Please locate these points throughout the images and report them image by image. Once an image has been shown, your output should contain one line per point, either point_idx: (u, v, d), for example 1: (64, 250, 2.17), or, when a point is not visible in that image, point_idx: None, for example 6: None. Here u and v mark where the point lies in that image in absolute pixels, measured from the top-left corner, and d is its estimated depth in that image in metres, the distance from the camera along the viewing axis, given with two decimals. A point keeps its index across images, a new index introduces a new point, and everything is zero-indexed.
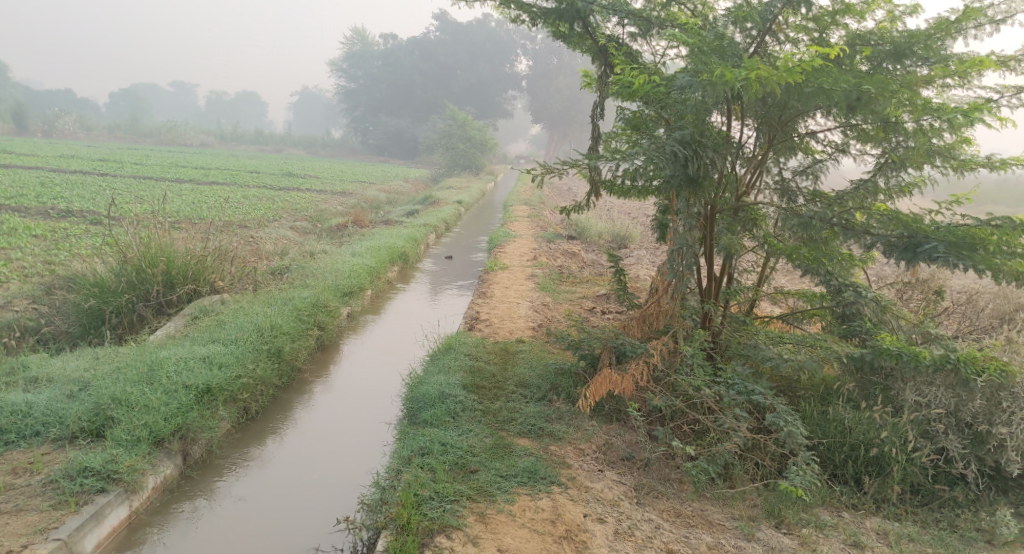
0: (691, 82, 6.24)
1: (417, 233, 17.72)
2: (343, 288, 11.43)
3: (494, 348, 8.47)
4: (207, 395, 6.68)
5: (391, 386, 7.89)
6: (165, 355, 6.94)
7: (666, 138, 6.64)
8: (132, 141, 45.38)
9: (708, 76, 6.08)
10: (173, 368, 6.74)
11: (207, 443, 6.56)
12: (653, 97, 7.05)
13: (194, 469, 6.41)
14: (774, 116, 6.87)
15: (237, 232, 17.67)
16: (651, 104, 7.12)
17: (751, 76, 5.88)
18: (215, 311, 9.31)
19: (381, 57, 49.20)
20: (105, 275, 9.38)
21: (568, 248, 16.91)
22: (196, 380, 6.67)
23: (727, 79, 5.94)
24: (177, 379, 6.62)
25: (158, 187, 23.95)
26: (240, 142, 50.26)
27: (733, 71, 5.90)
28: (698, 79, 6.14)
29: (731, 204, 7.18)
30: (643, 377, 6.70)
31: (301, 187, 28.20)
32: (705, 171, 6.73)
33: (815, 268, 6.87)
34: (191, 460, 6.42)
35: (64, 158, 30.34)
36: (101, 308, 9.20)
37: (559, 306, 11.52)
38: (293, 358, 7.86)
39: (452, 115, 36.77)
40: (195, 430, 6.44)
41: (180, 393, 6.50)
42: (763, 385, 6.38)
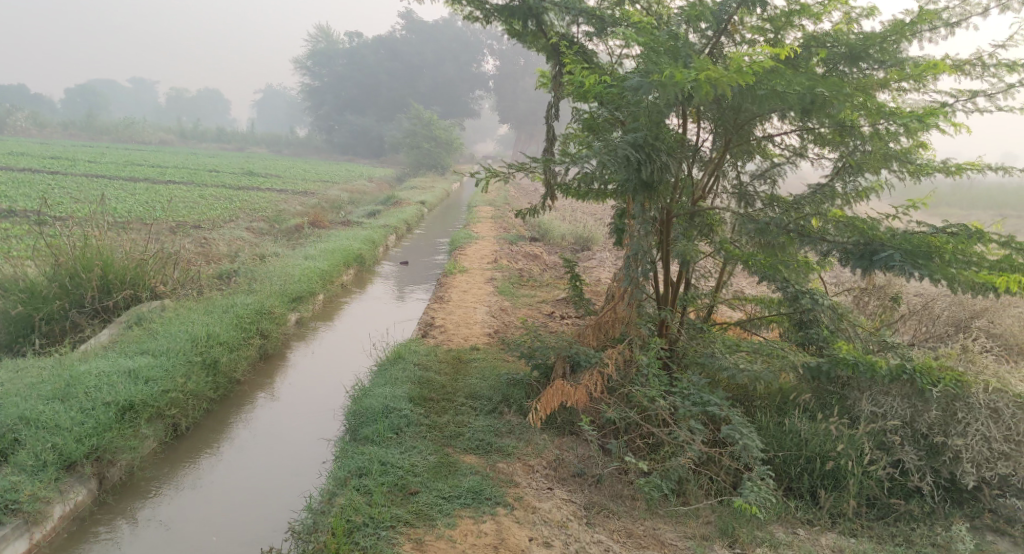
0: (643, 82, 6.00)
1: (375, 235, 17.39)
2: (291, 293, 11.10)
3: (446, 357, 8.19)
4: (128, 412, 6.35)
5: (333, 399, 7.61)
6: (85, 369, 6.60)
7: (619, 141, 6.42)
8: (88, 138, 44.37)
9: (658, 77, 5.84)
10: (94, 384, 6.41)
11: (128, 465, 6.23)
12: (606, 98, 6.83)
13: (112, 493, 6.09)
14: (730, 118, 6.67)
15: (189, 234, 17.23)
16: (606, 106, 6.90)
17: (701, 77, 5.67)
18: (154, 318, 8.96)
19: (345, 56, 48.75)
20: (36, 279, 9.05)
21: (530, 250, 16.70)
22: (117, 397, 6.34)
23: (678, 80, 5.74)
24: (97, 396, 6.29)
25: (111, 186, 23.34)
26: (200, 140, 49.33)
27: (683, 72, 5.69)
28: (650, 79, 5.91)
29: (686, 209, 6.98)
30: (597, 387, 6.47)
31: (261, 187, 27.67)
32: (659, 175, 6.52)
33: (771, 276, 6.69)
34: (108, 484, 6.09)
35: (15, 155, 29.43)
36: (30, 315, 8.84)
37: (517, 311, 11.27)
38: (230, 369, 7.55)
39: (416, 114, 36.37)
40: (112, 451, 6.11)
41: (98, 411, 6.17)
42: (718, 396, 6.21)
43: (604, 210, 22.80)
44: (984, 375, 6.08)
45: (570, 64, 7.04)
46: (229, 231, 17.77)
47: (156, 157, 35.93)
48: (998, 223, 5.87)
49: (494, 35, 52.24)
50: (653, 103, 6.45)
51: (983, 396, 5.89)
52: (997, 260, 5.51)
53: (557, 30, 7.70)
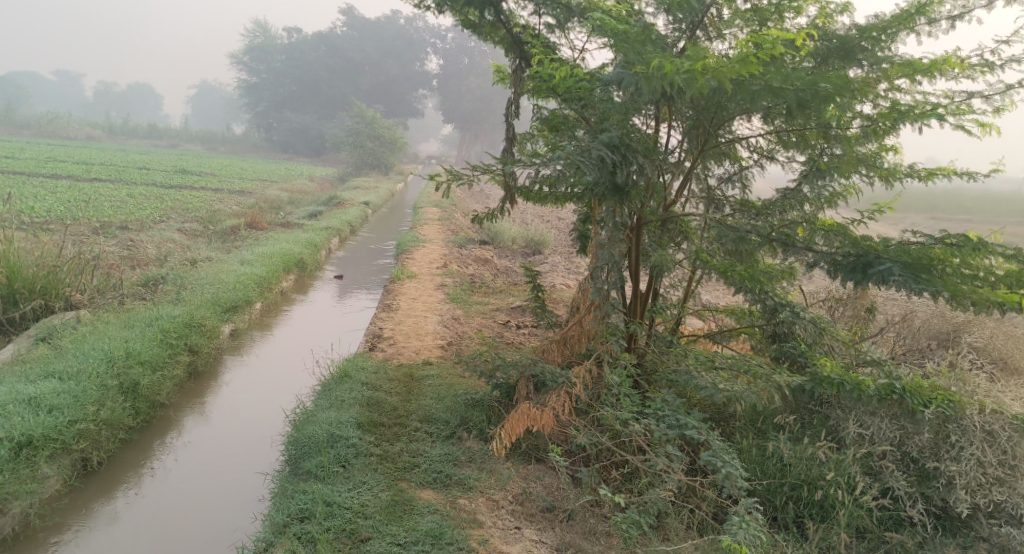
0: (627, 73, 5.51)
1: (317, 238, 16.60)
2: (224, 302, 10.32)
3: (396, 374, 7.54)
4: (25, 450, 5.59)
5: (271, 424, 6.91)
6: None
7: (592, 142, 5.88)
8: (10, 133, 42.10)
9: (642, 69, 5.39)
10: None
11: (23, 513, 5.43)
12: (573, 95, 6.31)
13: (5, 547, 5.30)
14: (708, 120, 6.21)
15: (116, 236, 16.21)
16: (573, 102, 6.36)
17: (695, 67, 5.20)
18: (65, 332, 8.16)
19: (285, 52, 47.55)
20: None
21: (479, 254, 16.13)
22: (12, 432, 5.57)
23: (666, 72, 5.29)
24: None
25: (33, 184, 22.01)
26: (132, 137, 47.40)
27: (674, 63, 5.23)
28: (634, 71, 5.43)
29: (658, 215, 6.47)
30: (565, 410, 5.93)
31: (195, 185, 26.51)
32: (633, 179, 6.00)
33: (750, 287, 6.22)
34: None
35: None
36: None
37: (470, 321, 10.65)
38: (153, 393, 6.83)
39: (359, 113, 35.41)
40: (3, 499, 5.33)
41: None
42: (696, 418, 5.73)
43: (554, 213, 22.33)
44: (978, 396, 5.71)
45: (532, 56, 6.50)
46: (160, 232, 16.78)
47: (84, 154, 34.28)
48: (997, 233, 5.48)
49: (438, 34, 51.44)
50: (632, 99, 5.96)
51: (978, 418, 5.51)
52: (1005, 273, 5.18)
53: (517, 21, 7.16)
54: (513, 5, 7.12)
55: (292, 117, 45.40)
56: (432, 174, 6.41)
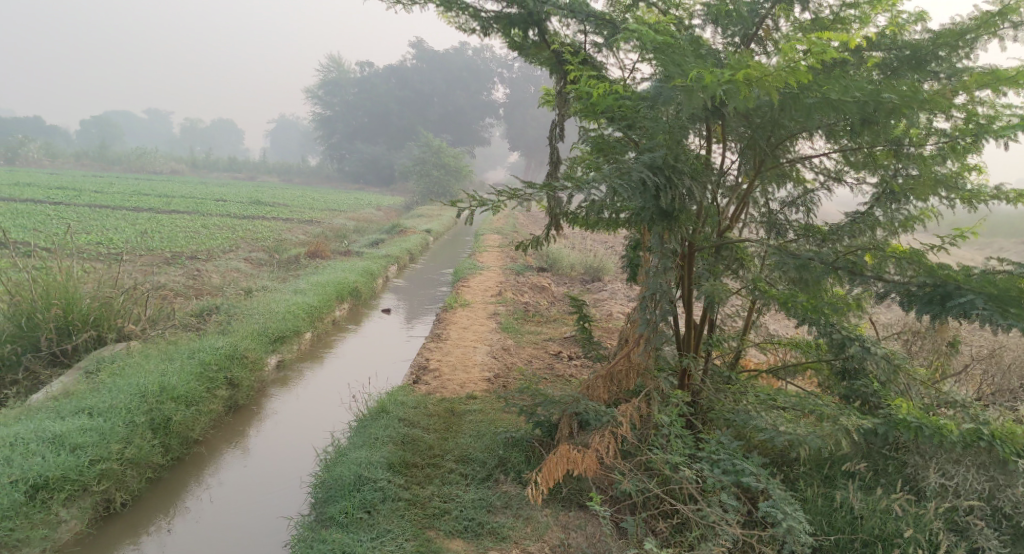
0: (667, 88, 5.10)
1: (374, 266, 16.51)
2: (272, 333, 10.19)
3: (436, 409, 7.21)
4: (41, 491, 5.43)
5: (302, 464, 6.69)
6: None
7: (633, 162, 5.46)
8: (100, 169, 43.93)
9: (683, 81, 4.98)
10: (4, 454, 5.48)
11: None
12: (616, 114, 5.93)
13: None
14: (763, 140, 5.72)
15: (183, 265, 16.43)
16: (618, 123, 5.97)
17: (738, 76, 4.84)
18: (119, 362, 8.12)
19: (356, 85, 48.45)
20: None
21: (538, 281, 15.78)
22: (28, 473, 5.41)
23: (708, 83, 4.90)
24: (3, 471, 5.36)
25: (114, 216, 22.72)
26: (212, 170, 48.97)
27: (714, 73, 4.86)
28: (675, 84, 5.02)
29: (712, 241, 5.99)
30: (609, 452, 5.48)
31: (266, 216, 26.96)
32: (681, 203, 5.55)
33: (815, 320, 5.65)
34: None
35: (23, 187, 28.92)
36: None
37: (520, 352, 10.27)
38: (185, 429, 6.67)
39: (424, 142, 35.64)
40: (16, 544, 5.16)
41: (4, 492, 5.24)
42: (753, 463, 5.26)
43: (616, 239, 21.82)
44: None
45: (573, 73, 6.16)
46: (225, 262, 16.97)
47: (167, 187, 35.52)
48: None
49: (504, 63, 51.65)
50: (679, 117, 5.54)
51: None
52: None
53: (560, 40, 6.82)
54: (557, 24, 6.79)
55: (362, 148, 46.11)
56: (458, 201, 6.09)
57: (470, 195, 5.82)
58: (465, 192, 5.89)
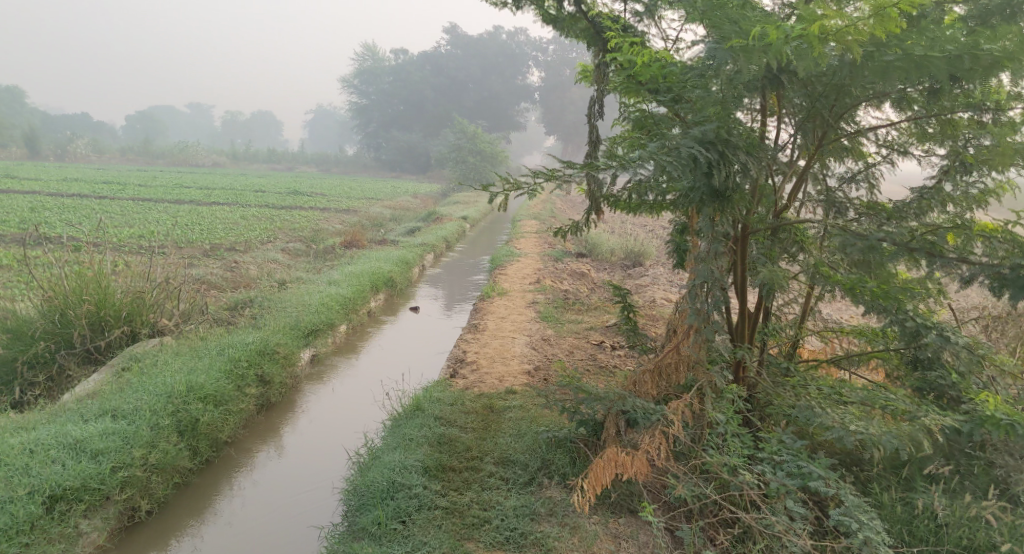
0: (723, 50, 4.66)
1: (410, 255, 16.23)
2: (306, 326, 9.92)
3: (474, 407, 6.87)
4: (60, 502, 5.18)
5: (334, 466, 6.39)
6: (19, 442, 5.45)
7: (681, 138, 5.00)
8: (145, 164, 44.38)
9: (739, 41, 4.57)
10: (22, 463, 5.25)
11: None
12: (660, 85, 5.46)
13: None
14: (826, 109, 5.22)
15: (221, 257, 16.29)
16: (662, 96, 5.51)
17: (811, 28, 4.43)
18: (152, 358, 7.90)
19: (390, 73, 48.17)
20: (28, 317, 8.35)
21: (576, 267, 15.35)
22: (47, 484, 5.17)
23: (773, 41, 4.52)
24: (20, 482, 5.13)
25: (155, 209, 22.78)
26: (252, 162, 49.27)
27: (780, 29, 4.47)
28: (730, 45, 4.60)
29: (768, 222, 5.49)
30: (660, 454, 5.08)
31: (304, 205, 26.86)
32: (734, 182, 5.07)
33: (887, 309, 5.14)
34: None
35: (68, 181, 29.30)
36: (14, 359, 8.17)
37: (561, 342, 9.87)
38: (214, 430, 6.40)
39: (459, 128, 35.24)
40: None
41: (22, 504, 5.01)
42: (821, 465, 4.81)
43: (657, 224, 21.21)
44: None
45: (614, 42, 5.69)
46: (263, 253, 16.82)
47: (208, 179, 35.72)
48: None
49: (538, 46, 50.95)
50: (732, 85, 5.08)
51: None
52: None
53: (598, 9, 6.34)
54: None
55: (398, 135, 45.81)
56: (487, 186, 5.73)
57: (501, 176, 5.44)
58: (496, 174, 5.51)
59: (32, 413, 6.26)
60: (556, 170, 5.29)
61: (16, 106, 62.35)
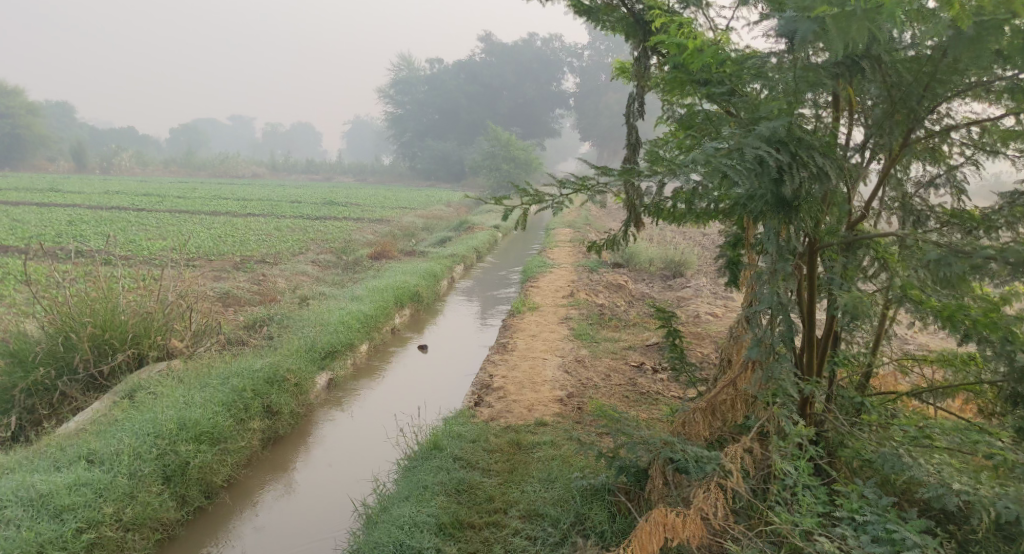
0: (805, 20, 4.06)
1: (439, 267, 15.55)
2: (322, 348, 9.26)
3: (498, 444, 6.14)
4: None
5: (336, 520, 5.71)
6: None
7: (741, 139, 4.22)
8: (188, 175, 44.59)
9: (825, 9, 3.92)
10: None
11: None
12: (712, 76, 4.67)
13: None
14: (916, 100, 4.35)
15: (250, 270, 15.78)
16: (717, 88, 4.70)
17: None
18: (154, 388, 7.23)
19: (426, 83, 48.07)
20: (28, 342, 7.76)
21: (613, 278, 14.53)
22: None
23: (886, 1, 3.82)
24: None
25: (191, 221, 22.52)
26: (289, 172, 49.37)
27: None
28: (816, 14, 3.98)
29: (841, 236, 4.65)
30: (719, 514, 4.25)
31: (338, 215, 26.46)
32: (804, 190, 4.23)
33: (991, 339, 4.27)
34: None
35: (110, 194, 29.30)
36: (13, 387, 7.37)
37: (597, 365, 9.04)
38: (207, 473, 5.84)
39: (494, 135, 34.56)
40: None
41: None
42: (915, 529, 3.96)
43: (699, 232, 20.18)
44: None
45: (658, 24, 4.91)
46: (291, 265, 16.29)
47: (246, 190, 35.61)
48: None
49: (573, 53, 50.17)
50: (803, 69, 4.33)
51: None
52: None
53: None
54: None
55: (432, 144, 45.36)
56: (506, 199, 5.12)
57: (521, 190, 4.79)
58: (516, 187, 4.90)
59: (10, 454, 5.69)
60: (585, 180, 4.71)
61: (64, 120, 63.36)
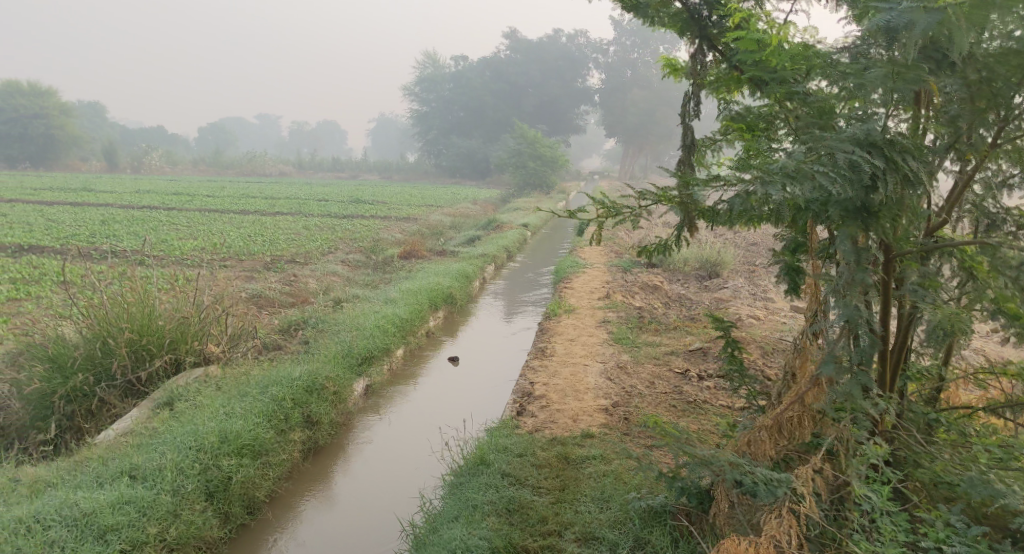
0: (922, 12, 3.81)
1: (470, 267, 15.35)
2: (359, 354, 9.11)
3: (547, 457, 5.95)
4: None
5: (383, 538, 5.56)
6: (20, 518, 4.84)
7: (832, 140, 4.02)
8: (217, 174, 44.84)
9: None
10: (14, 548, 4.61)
11: None
12: (794, 75, 4.43)
13: None
14: (1005, 94, 4.10)
15: (281, 270, 15.68)
16: (792, 87, 4.46)
17: None
18: (193, 396, 7.10)
19: (452, 80, 47.90)
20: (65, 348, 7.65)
21: (648, 279, 14.26)
22: None
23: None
24: None
25: (220, 220, 22.48)
26: (316, 170, 49.44)
27: None
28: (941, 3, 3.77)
29: (920, 244, 4.39)
30: (793, 543, 4.04)
31: (366, 214, 26.32)
32: (897, 195, 4.00)
33: None
34: None
35: (140, 193, 29.37)
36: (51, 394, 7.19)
37: (640, 371, 8.79)
38: (250, 488, 5.74)
39: (521, 133, 34.32)
40: None
41: None
42: None
43: (731, 231, 19.84)
44: None
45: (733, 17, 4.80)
46: (322, 265, 16.16)
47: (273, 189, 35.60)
48: None
49: (599, 48, 49.74)
50: (898, 65, 4.08)
51: None
52: None
53: None
54: None
55: (458, 142, 45.20)
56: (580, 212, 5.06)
57: (597, 201, 4.70)
58: (590, 197, 4.80)
59: (51, 466, 5.60)
60: (667, 190, 4.80)
61: (95, 120, 63.98)
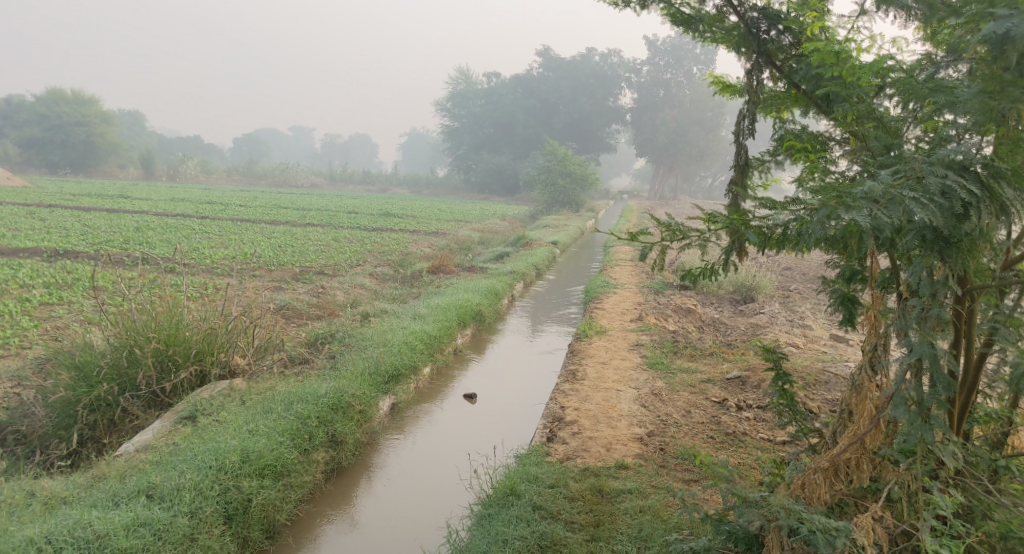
0: None
1: (500, 285, 15.10)
2: (386, 372, 8.87)
3: (584, 489, 5.67)
4: None
5: None
6: (31, 538, 4.65)
7: (921, 165, 3.77)
8: (251, 184, 45.21)
9: None
10: None
11: None
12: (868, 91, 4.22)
13: None
14: None
15: (309, 282, 15.52)
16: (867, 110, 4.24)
17: None
18: (217, 410, 6.90)
19: (484, 96, 47.88)
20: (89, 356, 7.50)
21: (681, 302, 13.90)
22: None
23: None
24: None
25: (251, 229, 22.46)
26: (348, 182, 49.61)
27: None
28: None
29: (996, 279, 4.09)
30: None
31: (395, 227, 26.20)
32: (988, 229, 3.72)
33: None
34: None
35: (174, 201, 29.52)
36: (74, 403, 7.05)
37: (675, 399, 8.47)
38: (271, 510, 5.53)
39: (551, 149, 34.05)
40: None
41: None
42: None
43: None
44: None
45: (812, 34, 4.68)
46: (350, 278, 15.99)
47: (304, 200, 35.69)
48: None
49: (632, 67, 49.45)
50: (996, 81, 3.74)
51: None
52: None
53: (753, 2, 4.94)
54: None
55: (489, 158, 45.12)
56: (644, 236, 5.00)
57: (666, 225, 4.57)
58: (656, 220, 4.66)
59: (69, 481, 5.41)
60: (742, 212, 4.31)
61: (133, 129, 64.97)
